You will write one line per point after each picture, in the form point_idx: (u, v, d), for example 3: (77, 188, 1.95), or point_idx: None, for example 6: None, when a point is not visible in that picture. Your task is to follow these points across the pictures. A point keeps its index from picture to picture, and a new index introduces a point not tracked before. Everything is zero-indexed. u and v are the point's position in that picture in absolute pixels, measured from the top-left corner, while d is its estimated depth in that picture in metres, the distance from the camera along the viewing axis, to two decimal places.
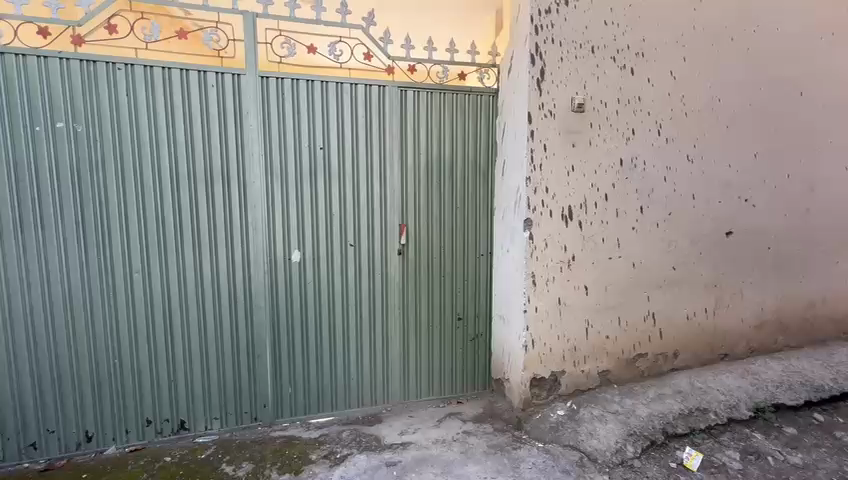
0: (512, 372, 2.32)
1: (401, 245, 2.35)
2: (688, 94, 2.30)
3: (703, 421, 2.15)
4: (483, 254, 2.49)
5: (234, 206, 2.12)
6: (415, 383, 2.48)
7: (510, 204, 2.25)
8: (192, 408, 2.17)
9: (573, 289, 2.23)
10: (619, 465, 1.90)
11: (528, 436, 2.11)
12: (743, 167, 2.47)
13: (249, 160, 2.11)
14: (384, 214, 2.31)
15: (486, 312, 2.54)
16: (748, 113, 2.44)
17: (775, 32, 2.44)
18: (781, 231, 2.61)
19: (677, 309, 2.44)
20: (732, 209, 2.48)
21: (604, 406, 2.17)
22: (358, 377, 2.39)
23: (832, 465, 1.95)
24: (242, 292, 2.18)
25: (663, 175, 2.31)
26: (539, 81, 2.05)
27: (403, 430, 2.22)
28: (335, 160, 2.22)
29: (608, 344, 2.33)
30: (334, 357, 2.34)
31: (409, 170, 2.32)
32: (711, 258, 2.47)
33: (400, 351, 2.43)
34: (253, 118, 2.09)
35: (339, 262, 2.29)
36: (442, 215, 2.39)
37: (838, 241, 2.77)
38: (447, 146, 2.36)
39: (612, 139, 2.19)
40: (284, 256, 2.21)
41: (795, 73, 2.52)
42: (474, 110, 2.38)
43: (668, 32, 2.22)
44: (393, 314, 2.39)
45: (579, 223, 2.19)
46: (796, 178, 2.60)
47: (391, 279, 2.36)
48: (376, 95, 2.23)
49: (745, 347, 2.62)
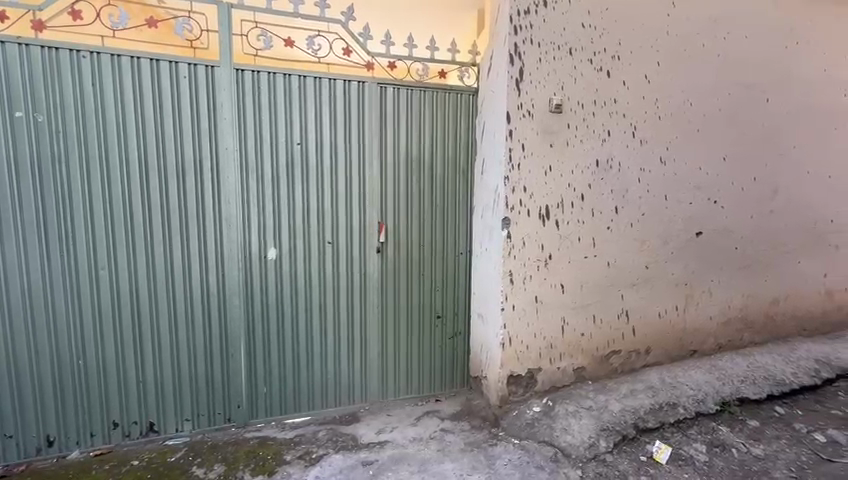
0: (489, 369, 2.33)
1: (380, 243, 2.33)
2: (661, 98, 2.36)
3: (673, 415, 2.22)
4: (462, 253, 2.50)
5: (207, 201, 2.06)
6: (393, 382, 2.47)
7: (489, 203, 2.26)
8: (162, 410, 2.11)
9: (550, 287, 2.26)
10: (592, 459, 1.95)
11: (504, 433, 2.13)
12: (712, 169, 2.55)
13: (223, 155, 2.05)
14: (363, 212, 2.29)
15: (464, 310, 2.55)
16: (717, 117, 2.52)
17: (744, 40, 2.53)
18: (748, 232, 2.71)
19: (649, 307, 2.51)
20: (703, 210, 2.56)
21: (579, 402, 2.22)
22: (336, 376, 2.37)
23: (791, 455, 2.04)
24: (216, 290, 2.12)
25: (637, 176, 2.37)
26: (518, 81, 2.07)
27: (380, 429, 2.21)
28: (312, 157, 2.18)
29: (583, 342, 2.38)
30: (311, 356, 2.31)
31: (389, 166, 2.31)
32: (682, 258, 2.54)
33: (378, 349, 2.41)
34: (228, 111, 2.03)
35: (316, 260, 2.26)
36: (422, 212, 2.39)
37: (800, 242, 2.90)
38: (426, 144, 2.35)
39: (588, 140, 2.23)
40: (260, 253, 2.17)
41: (761, 80, 2.62)
42: (454, 108, 2.38)
43: (643, 36, 2.27)
44: (371, 313, 2.37)
45: (556, 222, 2.23)
46: (761, 181, 2.70)
47: (369, 277, 2.34)
48: (355, 91, 2.21)
49: (713, 343, 2.72)
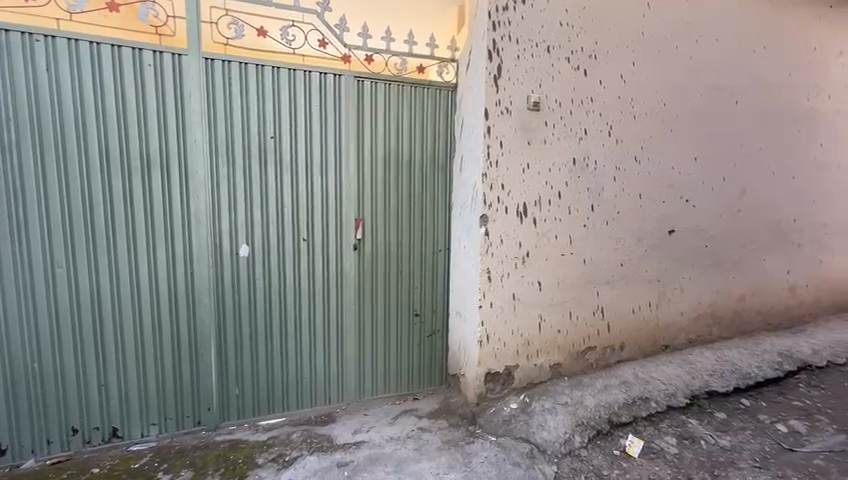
0: (467, 367, 2.33)
1: (357, 240, 2.29)
2: (636, 98, 2.39)
3: (645, 409, 2.27)
4: (441, 250, 2.48)
5: (174, 196, 1.97)
6: (371, 381, 2.43)
7: (467, 200, 2.25)
8: (126, 414, 2.01)
9: (527, 284, 2.27)
10: (566, 454, 1.97)
11: (482, 430, 2.13)
12: (684, 169, 2.61)
13: (191, 147, 1.97)
14: (339, 208, 2.24)
15: (443, 308, 2.53)
16: (689, 117, 2.58)
17: (715, 43, 2.59)
18: (717, 230, 2.80)
19: (623, 304, 2.55)
20: (675, 209, 2.62)
21: (555, 398, 2.23)
22: (312, 376, 2.31)
23: (756, 446, 2.12)
24: (184, 288, 2.04)
25: (613, 175, 2.40)
26: (496, 78, 2.06)
27: (357, 429, 2.17)
28: (287, 151, 2.12)
29: (560, 338, 2.40)
30: (286, 355, 2.25)
31: (366, 162, 2.26)
32: (655, 255, 2.60)
33: (355, 348, 2.37)
34: (196, 101, 1.95)
35: (291, 257, 2.20)
36: (400, 209, 2.35)
37: (766, 240, 3.01)
38: (405, 139, 2.32)
39: (565, 138, 2.25)
40: (231, 250, 2.09)
41: (731, 82, 2.69)
42: (433, 103, 2.35)
43: (619, 36, 2.30)
44: (348, 311, 2.33)
45: (533, 220, 2.23)
46: (730, 181, 2.79)
47: (346, 275, 2.30)
48: (331, 84, 2.15)
49: (684, 339, 2.79)
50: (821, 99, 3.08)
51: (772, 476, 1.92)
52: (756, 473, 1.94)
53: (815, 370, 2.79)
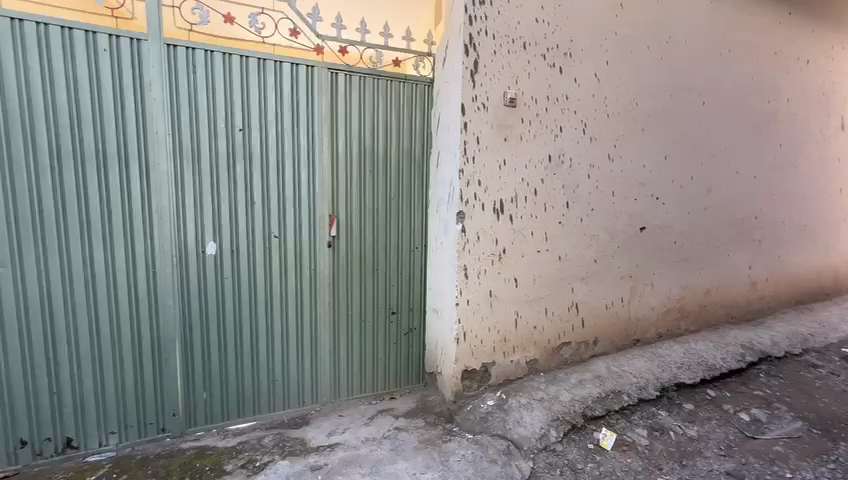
0: (444, 365, 2.31)
1: (331, 237, 2.23)
2: (610, 96, 2.43)
3: (617, 402, 2.31)
4: (417, 247, 2.45)
5: (134, 190, 1.85)
6: (346, 381, 2.38)
7: (444, 197, 2.22)
8: (81, 423, 1.88)
9: (503, 281, 2.27)
10: (543, 450, 1.99)
11: (459, 428, 2.12)
12: (655, 167, 2.67)
13: (152, 139, 1.85)
14: (312, 204, 2.17)
15: (420, 306, 2.50)
16: (659, 117, 2.64)
17: (684, 45, 2.67)
18: (685, 227, 2.89)
19: (597, 299, 2.59)
20: (646, 206, 2.68)
21: (531, 394, 2.25)
22: (285, 377, 2.24)
23: (721, 435, 2.20)
24: (145, 288, 1.93)
25: (587, 172, 2.43)
26: (473, 73, 2.04)
27: (332, 431, 2.12)
28: (257, 144, 2.03)
29: (536, 334, 2.41)
30: (257, 357, 2.17)
31: (340, 157, 2.20)
32: (627, 251, 2.65)
33: (330, 348, 2.31)
34: (157, 90, 1.84)
35: (262, 255, 2.11)
36: (375, 205, 2.30)
37: (730, 237, 3.13)
38: (380, 134, 2.27)
39: (541, 135, 2.25)
40: (197, 248, 1.99)
41: (699, 84, 2.78)
42: (409, 98, 2.31)
43: (593, 35, 2.33)
44: (322, 310, 2.26)
45: (510, 216, 2.23)
46: (697, 179, 2.88)
47: (320, 273, 2.23)
48: (303, 75, 2.08)
49: (654, 332, 2.87)
50: (780, 103, 3.23)
51: (737, 463, 2.00)
52: (722, 461, 2.01)
53: (774, 360, 2.93)
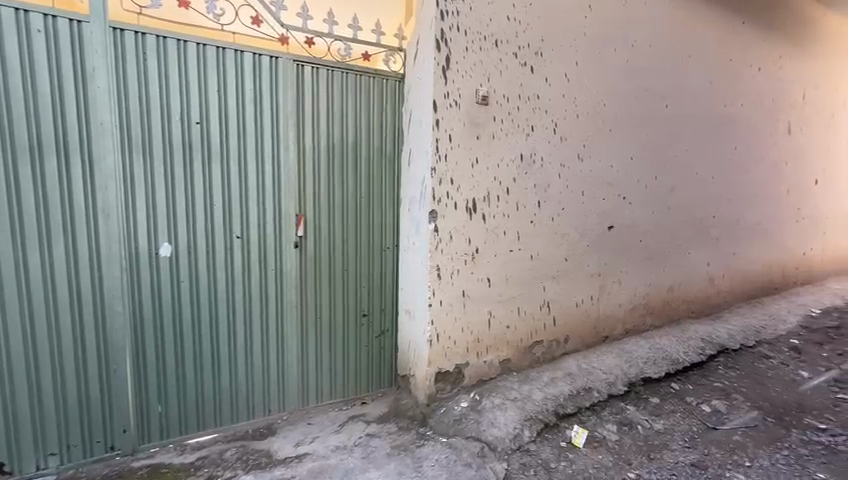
0: (417, 367, 2.25)
1: (298, 237, 2.12)
2: (579, 97, 2.46)
3: (588, 399, 2.34)
4: (389, 247, 2.38)
5: (75, 187, 1.69)
6: (315, 387, 2.28)
7: (416, 195, 2.17)
8: (15, 445, 1.70)
9: (476, 281, 2.24)
10: (516, 450, 1.98)
11: (432, 432, 2.08)
12: (622, 167, 2.74)
13: (97, 131, 1.70)
14: (278, 203, 2.07)
15: (392, 307, 2.43)
16: (626, 118, 2.70)
17: (648, 49, 2.74)
18: (650, 226, 2.97)
19: (568, 297, 2.62)
20: (613, 206, 2.74)
21: (504, 394, 2.23)
22: (249, 386, 2.12)
23: (685, 427, 2.27)
24: (90, 294, 1.76)
25: (558, 172, 2.45)
26: (445, 69, 1.99)
27: (300, 440, 2.02)
28: (216, 139, 1.91)
29: (509, 334, 2.41)
30: (219, 365, 2.04)
31: (307, 153, 2.10)
32: (596, 250, 2.70)
33: (298, 353, 2.21)
34: (102, 77, 1.68)
35: (222, 257, 1.98)
36: (345, 204, 2.22)
37: (690, 235, 3.26)
38: (350, 130, 2.19)
39: (513, 133, 2.24)
40: (149, 250, 1.84)
41: (662, 87, 2.87)
42: (379, 94, 2.24)
43: (563, 35, 2.34)
44: (290, 314, 2.16)
45: (482, 215, 2.21)
46: (661, 179, 2.98)
47: (286, 274, 2.13)
48: (266, 66, 1.97)
49: (621, 329, 2.93)
50: (735, 108, 3.40)
51: (700, 454, 2.07)
52: (687, 453, 2.07)
53: (731, 352, 3.08)
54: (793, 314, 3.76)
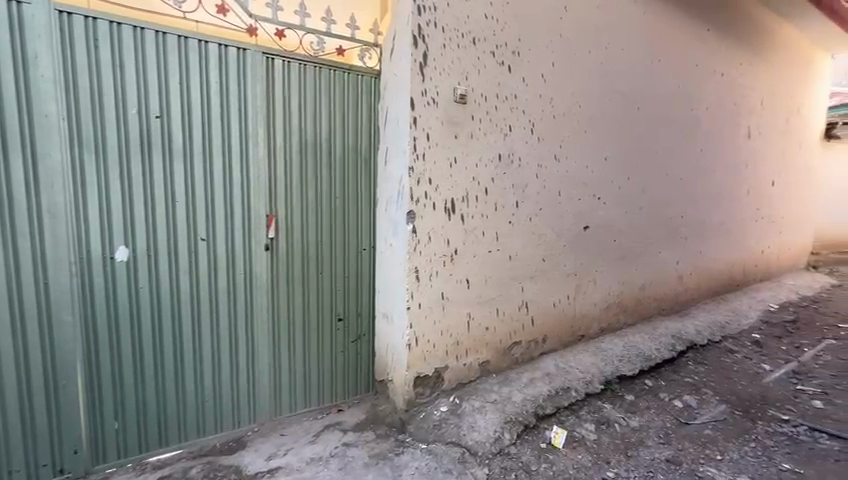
0: (395, 372, 2.19)
1: (269, 239, 2.02)
2: (556, 98, 2.47)
3: (567, 398, 2.35)
4: (365, 248, 2.30)
5: (15, 185, 1.52)
6: (288, 395, 2.17)
7: (393, 195, 2.11)
8: None
9: (455, 283, 2.21)
10: (497, 454, 1.95)
11: (411, 438, 2.02)
12: (596, 168, 2.77)
13: (41, 124, 1.54)
14: (247, 203, 1.96)
15: (368, 311, 2.35)
16: (600, 120, 2.74)
17: (621, 52, 2.79)
18: (623, 226, 3.03)
19: (545, 297, 2.63)
20: (589, 206, 2.77)
21: (484, 397, 2.20)
22: (216, 397, 1.99)
23: (659, 423, 2.32)
24: (34, 303, 1.59)
25: (535, 172, 2.45)
26: (422, 65, 1.94)
27: (272, 453, 1.92)
28: (178, 134, 1.78)
29: (488, 336, 2.38)
30: (183, 376, 1.91)
31: (278, 151, 2.00)
32: (572, 250, 2.72)
33: (270, 361, 2.10)
34: (47, 65, 1.53)
35: (186, 260, 1.85)
36: (318, 204, 2.13)
37: (661, 234, 3.35)
38: (323, 127, 2.10)
39: (491, 133, 2.22)
40: (103, 254, 1.70)
41: (634, 90, 2.93)
42: (354, 90, 2.16)
43: (540, 36, 2.34)
44: (260, 320, 2.05)
45: (461, 216, 2.17)
46: (633, 180, 3.04)
47: (256, 278, 2.02)
48: (233, 58, 1.86)
49: (597, 327, 2.97)
50: (701, 112, 3.52)
51: (674, 450, 2.11)
52: (661, 449, 2.11)
53: (699, 348, 3.18)
54: (754, 310, 3.95)
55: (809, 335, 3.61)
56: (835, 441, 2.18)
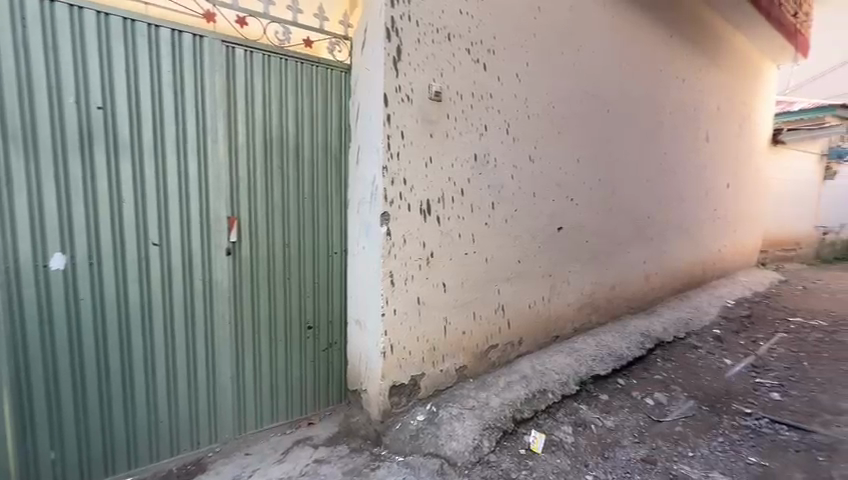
0: (369, 382, 2.08)
1: (230, 243, 1.86)
2: (530, 98, 2.45)
3: (544, 401, 2.33)
4: (336, 252, 2.18)
5: None
6: (254, 410, 2.02)
7: (366, 196, 2.00)
8: None
9: (431, 286, 2.13)
10: (477, 463, 1.89)
11: (387, 451, 1.93)
12: (569, 169, 2.78)
13: None
14: (205, 204, 1.79)
15: (340, 317, 2.23)
16: (573, 121, 2.75)
17: (591, 55, 2.83)
18: (594, 227, 3.07)
19: (521, 299, 2.60)
20: (562, 207, 2.78)
21: (462, 403, 2.14)
22: (172, 417, 1.81)
23: (633, 422, 2.34)
24: None
25: (511, 173, 2.42)
26: (396, 60, 1.86)
27: (236, 475, 1.76)
28: (124, 128, 1.60)
29: (464, 340, 2.32)
30: (132, 397, 1.72)
31: (240, 148, 1.85)
32: (547, 251, 2.72)
33: (233, 374, 1.94)
34: None
35: (135, 268, 1.67)
36: (285, 205, 1.99)
37: (629, 235, 3.43)
38: (290, 123, 1.97)
39: (467, 133, 2.17)
40: (34, 262, 1.49)
41: (604, 93, 2.97)
42: (323, 85, 2.04)
43: (514, 35, 2.32)
44: (222, 331, 1.89)
45: (437, 217, 2.10)
46: (604, 182, 3.09)
47: (217, 286, 1.86)
48: (188, 45, 1.70)
49: (571, 328, 2.99)
50: (665, 116, 3.64)
51: (649, 449, 2.13)
52: (637, 448, 2.13)
53: (667, 345, 3.27)
54: (714, 306, 4.13)
55: (764, 329, 3.82)
56: (794, 432, 2.28)
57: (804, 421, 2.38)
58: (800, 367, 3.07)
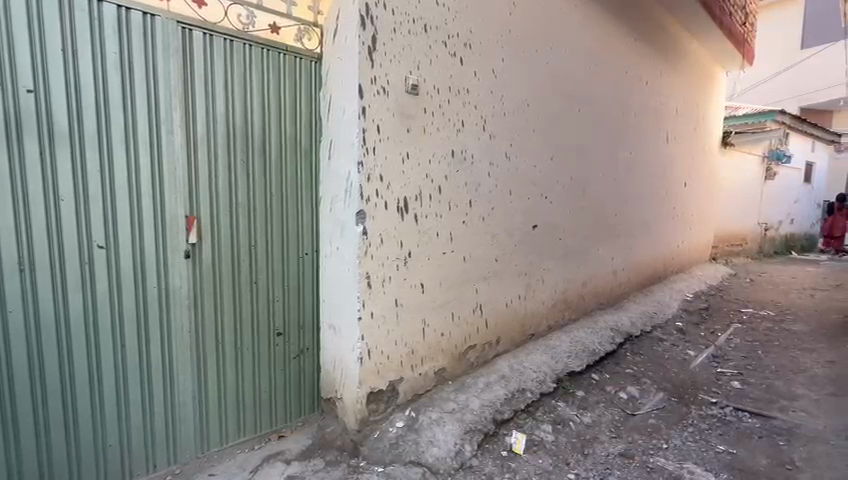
0: (345, 390, 1.97)
1: (189, 245, 1.70)
2: (506, 95, 2.43)
3: (523, 401, 2.31)
4: (307, 253, 2.05)
5: None
6: (218, 425, 1.85)
7: (340, 193, 1.89)
8: None
9: (409, 288, 2.05)
10: (459, 468, 1.85)
11: (366, 462, 1.82)
12: (543, 168, 2.79)
13: None
14: (159, 201, 1.62)
15: (313, 322, 2.10)
16: (547, 119, 2.76)
17: (563, 54, 2.85)
18: (567, 224, 3.10)
19: (498, 298, 2.57)
20: (537, 205, 2.78)
21: (442, 407, 2.07)
22: (124, 438, 1.62)
23: (608, 417, 2.38)
24: None
25: (488, 170, 2.38)
26: (371, 50, 1.76)
27: None
28: (61, 116, 1.41)
29: (443, 342, 2.26)
30: (75, 421, 1.52)
31: (200, 141, 1.69)
32: (523, 249, 2.71)
33: (193, 390, 1.77)
34: None
35: (75, 275, 1.48)
36: (251, 202, 1.85)
37: (599, 232, 3.50)
38: (255, 115, 1.82)
39: (444, 128, 2.10)
40: None
41: (575, 92, 3.01)
42: (292, 75, 1.92)
43: (490, 30, 2.28)
44: (180, 343, 1.72)
45: (414, 216, 2.02)
46: (575, 180, 3.13)
47: (174, 292, 1.68)
48: (138, 25, 1.52)
49: (546, 325, 2.99)
50: (630, 116, 3.76)
51: (625, 443, 2.17)
52: (614, 443, 2.16)
53: (635, 338, 3.36)
54: (675, 299, 4.31)
55: (721, 321, 4.03)
56: (755, 419, 2.40)
57: (764, 407, 2.51)
58: (755, 356, 3.26)
